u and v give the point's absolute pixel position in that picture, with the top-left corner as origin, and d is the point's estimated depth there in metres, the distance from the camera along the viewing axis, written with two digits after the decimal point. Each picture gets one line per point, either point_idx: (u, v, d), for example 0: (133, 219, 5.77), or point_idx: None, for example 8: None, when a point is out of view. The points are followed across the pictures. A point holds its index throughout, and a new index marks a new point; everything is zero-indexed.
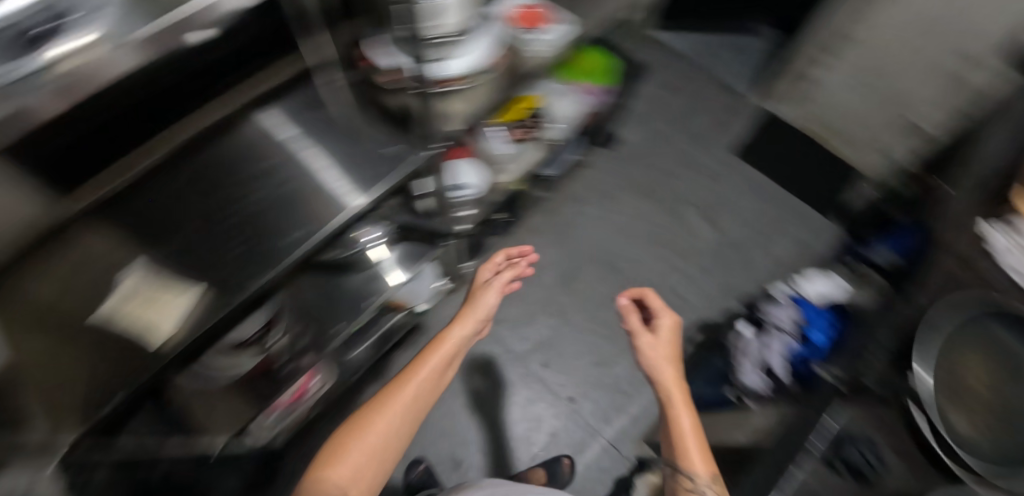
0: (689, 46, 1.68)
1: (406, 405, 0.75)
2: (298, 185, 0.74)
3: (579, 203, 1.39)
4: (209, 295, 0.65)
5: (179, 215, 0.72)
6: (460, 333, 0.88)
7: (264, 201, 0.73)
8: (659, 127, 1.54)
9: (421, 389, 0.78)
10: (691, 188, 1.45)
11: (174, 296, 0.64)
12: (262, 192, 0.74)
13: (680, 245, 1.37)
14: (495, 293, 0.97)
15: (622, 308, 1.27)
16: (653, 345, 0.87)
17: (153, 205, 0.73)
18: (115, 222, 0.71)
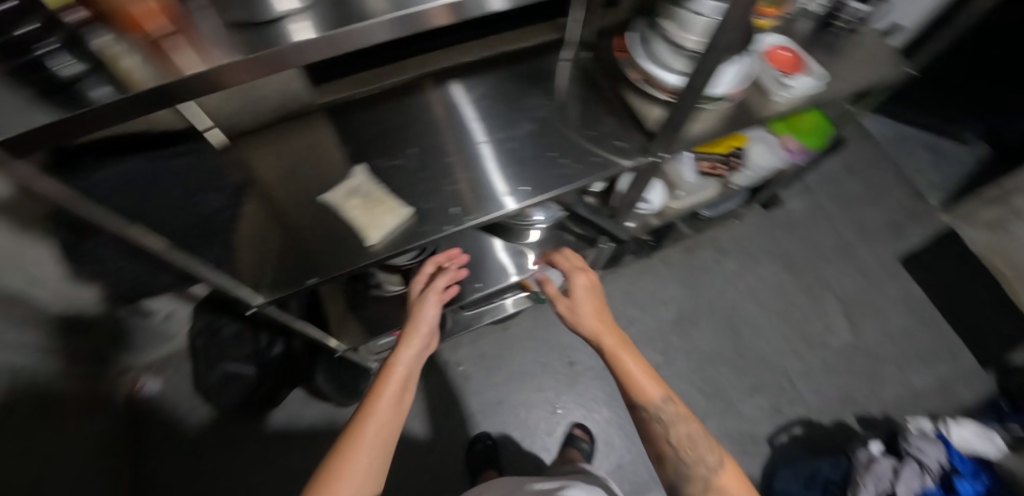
0: (885, 137, 1.56)
1: (367, 457, 0.53)
2: (504, 152, 0.74)
3: (719, 252, 1.33)
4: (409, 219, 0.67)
5: (404, 130, 0.74)
6: (414, 352, 0.66)
7: (466, 154, 0.73)
8: (827, 207, 1.43)
9: (381, 428, 0.56)
10: (842, 280, 1.33)
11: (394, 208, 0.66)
12: (469, 145, 0.74)
13: (811, 333, 1.26)
14: (437, 302, 0.71)
15: (729, 373, 1.19)
16: (587, 306, 0.75)
17: (373, 118, 0.75)
18: (335, 123, 0.74)
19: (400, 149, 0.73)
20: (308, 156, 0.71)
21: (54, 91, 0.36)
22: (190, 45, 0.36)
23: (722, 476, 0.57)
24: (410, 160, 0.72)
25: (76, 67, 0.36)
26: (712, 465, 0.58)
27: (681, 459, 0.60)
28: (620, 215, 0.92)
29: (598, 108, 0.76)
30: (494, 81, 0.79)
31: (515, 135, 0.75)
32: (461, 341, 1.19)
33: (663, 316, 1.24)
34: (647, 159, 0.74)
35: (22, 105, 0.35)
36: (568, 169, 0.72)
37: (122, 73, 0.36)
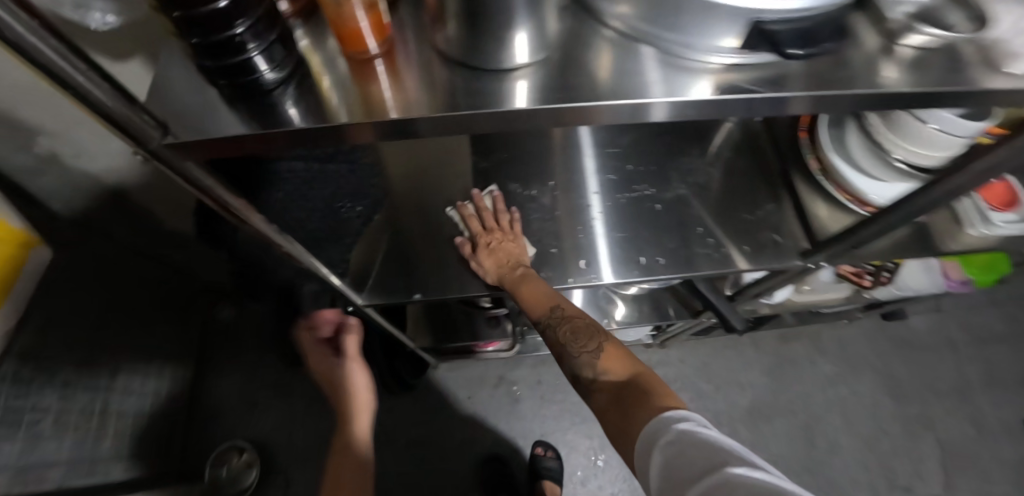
0: None
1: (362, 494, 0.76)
2: (642, 212, 0.67)
3: (818, 352, 1.20)
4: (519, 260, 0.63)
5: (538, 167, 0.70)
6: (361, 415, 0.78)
7: (600, 203, 0.67)
8: (958, 336, 1.24)
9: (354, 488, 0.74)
10: (952, 425, 1.16)
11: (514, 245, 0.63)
12: (603, 193, 0.68)
13: (899, 472, 1.11)
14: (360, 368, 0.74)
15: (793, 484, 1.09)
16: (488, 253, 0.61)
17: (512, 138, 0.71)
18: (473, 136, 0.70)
19: (532, 179, 0.68)
20: (436, 167, 0.69)
21: (244, 95, 0.29)
22: (390, 76, 0.31)
23: (602, 357, 0.51)
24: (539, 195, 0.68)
25: (272, 74, 0.29)
26: (596, 351, 0.52)
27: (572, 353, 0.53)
28: (738, 299, 0.83)
29: (754, 195, 0.68)
30: (651, 129, 0.73)
31: (660, 196, 0.68)
32: (523, 361, 1.17)
33: (735, 401, 1.15)
34: (804, 264, 0.65)
35: (207, 107, 0.29)
36: (709, 251, 0.65)
37: (321, 91, 0.30)
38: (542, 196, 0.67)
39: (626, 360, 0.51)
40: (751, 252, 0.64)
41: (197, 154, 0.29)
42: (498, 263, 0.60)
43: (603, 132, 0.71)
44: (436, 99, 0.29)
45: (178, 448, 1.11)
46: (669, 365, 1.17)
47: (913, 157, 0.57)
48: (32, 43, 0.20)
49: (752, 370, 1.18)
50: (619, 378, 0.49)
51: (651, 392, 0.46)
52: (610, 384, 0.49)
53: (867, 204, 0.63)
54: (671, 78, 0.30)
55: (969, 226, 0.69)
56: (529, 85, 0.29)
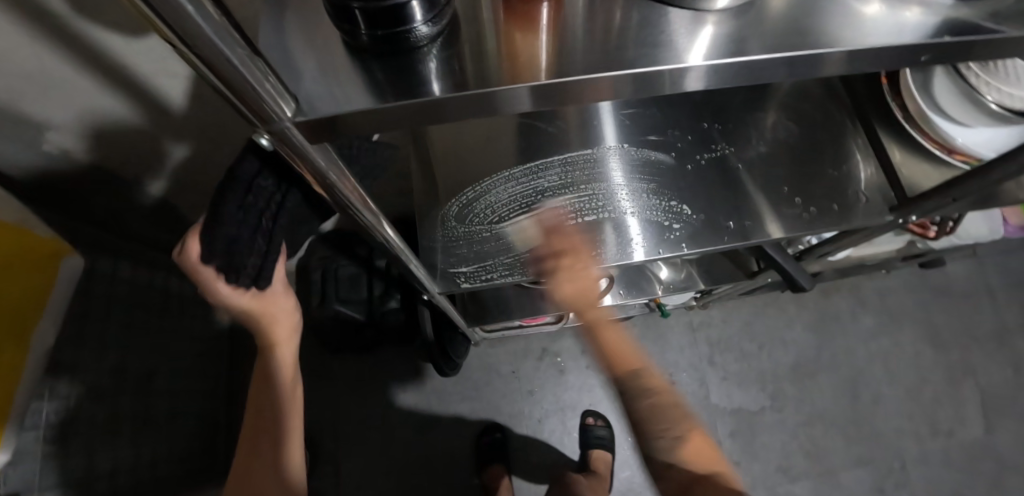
0: None
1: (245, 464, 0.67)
2: (710, 179, 0.63)
3: (858, 304, 1.19)
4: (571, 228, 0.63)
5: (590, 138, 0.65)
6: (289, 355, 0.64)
7: (649, 173, 0.62)
8: (1002, 284, 1.22)
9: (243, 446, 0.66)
10: (990, 370, 1.17)
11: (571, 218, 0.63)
12: (657, 165, 0.62)
13: (940, 419, 1.13)
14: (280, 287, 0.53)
15: (837, 436, 1.11)
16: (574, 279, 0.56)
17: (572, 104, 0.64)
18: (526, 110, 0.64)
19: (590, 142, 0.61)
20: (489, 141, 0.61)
21: (379, 49, 0.25)
22: (551, 27, 0.27)
23: (686, 446, 0.56)
24: (590, 165, 0.61)
25: (425, 27, 0.24)
26: (679, 439, 0.56)
27: (656, 435, 0.57)
28: (804, 259, 0.80)
29: (832, 146, 0.65)
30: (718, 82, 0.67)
31: (742, 155, 0.64)
32: (565, 331, 1.15)
33: (779, 359, 1.15)
34: (891, 219, 0.62)
35: (339, 71, 0.25)
36: (789, 218, 0.61)
37: (471, 47, 0.27)
38: (584, 168, 0.61)
39: (704, 454, 0.57)
40: (817, 215, 0.61)
41: (325, 134, 0.25)
42: (579, 290, 0.57)
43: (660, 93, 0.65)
44: (605, 51, 0.25)
45: (223, 434, 1.13)
46: (712, 327, 1.16)
47: (1007, 98, 0.51)
48: (195, 24, 0.16)
49: (794, 327, 1.17)
50: (694, 471, 0.55)
51: (724, 487, 0.55)
52: (684, 475, 0.55)
53: (953, 151, 0.60)
54: (833, 17, 0.26)
55: None
56: (688, 35, 0.25)
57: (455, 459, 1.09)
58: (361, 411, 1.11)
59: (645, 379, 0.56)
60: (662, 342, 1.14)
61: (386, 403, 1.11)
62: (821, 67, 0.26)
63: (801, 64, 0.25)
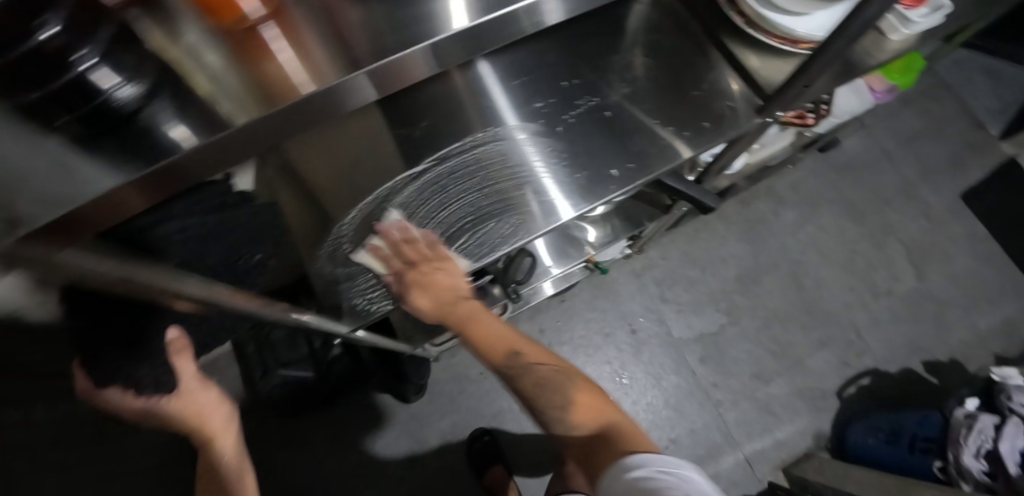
0: (950, 68, 1.36)
1: None
2: (592, 132, 0.63)
3: (777, 203, 1.25)
4: (473, 220, 0.61)
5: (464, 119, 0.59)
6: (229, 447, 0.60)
7: (536, 141, 0.60)
8: (893, 144, 1.30)
9: None
10: (906, 224, 1.26)
11: (470, 209, 0.61)
12: (542, 133, 0.61)
13: (876, 282, 1.21)
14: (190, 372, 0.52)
15: (795, 329, 1.17)
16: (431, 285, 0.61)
17: (437, 88, 0.60)
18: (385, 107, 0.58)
19: (461, 133, 0.58)
20: (358, 163, 0.56)
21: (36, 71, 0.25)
22: None
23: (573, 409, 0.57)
24: (469, 155, 0.58)
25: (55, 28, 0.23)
26: (563, 410, 0.57)
27: (543, 411, 0.59)
28: (705, 180, 0.82)
29: (688, 69, 0.66)
30: (565, 36, 0.66)
31: (613, 102, 0.64)
32: (520, 317, 1.15)
33: (723, 275, 1.19)
34: (762, 120, 0.64)
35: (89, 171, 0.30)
36: (662, 155, 0.63)
37: None
38: (465, 159, 0.58)
39: (592, 410, 0.58)
40: (690, 137, 0.63)
41: (123, 207, 0.33)
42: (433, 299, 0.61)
43: (514, 61, 0.63)
44: None
45: None
46: (654, 267, 1.19)
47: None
48: None
49: (726, 242, 1.21)
50: (583, 435, 0.57)
51: (607, 446, 0.55)
52: (577, 440, 0.58)
53: (799, 41, 0.62)
54: None
55: (891, 33, 0.71)
56: None
57: (454, 476, 1.07)
58: (346, 463, 1.07)
59: (519, 372, 0.60)
60: (613, 295, 1.16)
61: (367, 447, 1.08)
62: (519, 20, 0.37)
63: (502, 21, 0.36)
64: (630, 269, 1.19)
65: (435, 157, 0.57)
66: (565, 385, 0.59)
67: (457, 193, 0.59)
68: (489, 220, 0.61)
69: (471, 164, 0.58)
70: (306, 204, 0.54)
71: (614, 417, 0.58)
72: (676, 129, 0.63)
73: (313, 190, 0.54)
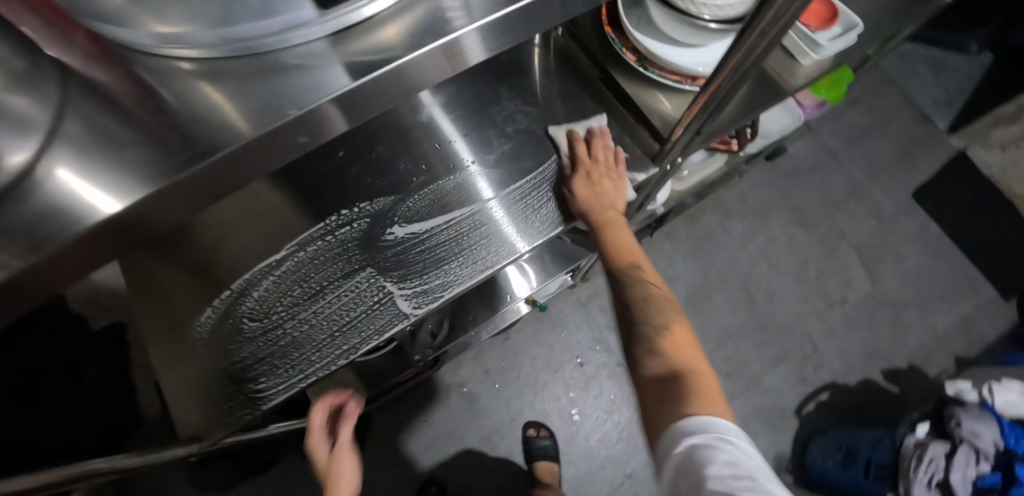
0: (892, 62, 1.33)
1: None
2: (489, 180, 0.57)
3: (725, 215, 1.21)
4: (349, 302, 0.54)
5: (325, 200, 0.55)
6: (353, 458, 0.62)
7: (418, 206, 0.55)
8: (841, 145, 1.27)
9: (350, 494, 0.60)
10: (858, 227, 1.22)
11: (343, 292, 0.54)
12: (433, 192, 0.56)
13: (830, 291, 1.18)
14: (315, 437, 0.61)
15: (750, 347, 1.13)
16: (596, 180, 0.55)
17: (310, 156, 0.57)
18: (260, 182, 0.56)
19: (323, 213, 0.55)
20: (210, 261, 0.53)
21: None
22: None
23: (668, 335, 0.48)
24: (332, 236, 0.54)
25: None
26: (660, 328, 0.48)
27: (637, 322, 0.50)
28: (625, 220, 0.77)
29: (581, 113, 0.61)
30: (447, 87, 0.61)
31: (513, 152, 0.58)
32: (463, 357, 1.10)
33: (672, 297, 1.15)
34: (660, 167, 0.60)
35: None
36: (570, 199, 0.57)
37: None
38: (325, 242, 0.54)
39: (690, 352, 0.47)
40: None
41: None
42: (598, 194, 0.55)
43: (389, 123, 0.58)
44: None
45: None
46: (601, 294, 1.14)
47: (722, 11, 0.52)
48: None
49: (675, 261, 1.17)
50: (666, 368, 0.45)
51: (693, 393, 0.42)
52: (657, 370, 0.45)
53: (698, 77, 0.58)
54: (286, 89, 0.23)
55: (801, 56, 0.64)
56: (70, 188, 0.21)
57: None
58: None
59: (637, 277, 0.53)
60: (560, 327, 1.12)
61: None
62: (263, 152, 0.23)
63: (200, 178, 0.22)
64: (576, 298, 1.14)
65: (292, 244, 0.53)
66: (671, 310, 0.51)
67: (324, 275, 0.54)
68: (372, 300, 0.54)
69: (337, 243, 0.54)
70: (169, 301, 0.54)
71: (709, 369, 0.46)
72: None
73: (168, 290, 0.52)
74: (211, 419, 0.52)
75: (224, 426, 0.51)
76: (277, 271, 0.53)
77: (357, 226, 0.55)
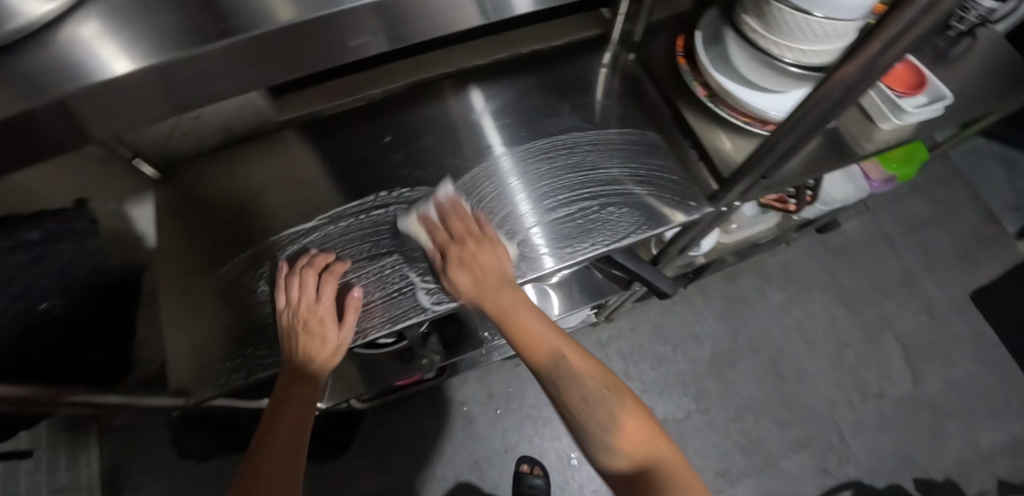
0: (964, 155, 1.28)
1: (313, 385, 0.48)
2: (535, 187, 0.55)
3: (765, 281, 1.15)
4: (365, 285, 0.51)
5: (369, 180, 0.56)
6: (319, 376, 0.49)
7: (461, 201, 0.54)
8: (899, 230, 1.20)
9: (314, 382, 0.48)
10: (905, 319, 1.14)
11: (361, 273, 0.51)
12: (475, 187, 0.54)
13: (866, 381, 1.09)
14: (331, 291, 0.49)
15: (771, 424, 1.05)
16: (479, 273, 0.47)
17: (363, 131, 0.58)
18: (308, 145, 0.58)
19: (364, 190, 0.55)
20: (249, 211, 0.55)
21: None
22: None
23: (618, 434, 0.40)
24: (368, 215, 0.53)
25: None
26: (607, 422, 0.41)
27: (579, 423, 0.42)
28: (663, 261, 0.74)
29: (641, 136, 0.58)
30: (507, 91, 0.60)
31: (567, 164, 0.56)
32: (469, 377, 1.06)
33: (696, 355, 1.09)
34: (716, 208, 0.56)
35: None
36: (613, 220, 0.54)
37: None
38: (358, 220, 0.53)
39: (645, 435, 0.41)
40: (638, 215, 0.54)
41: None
42: (479, 279, 0.48)
43: (447, 117, 0.58)
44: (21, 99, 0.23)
45: None
46: (621, 339, 1.09)
47: (804, 57, 0.51)
48: None
49: (704, 318, 1.12)
50: (630, 462, 0.40)
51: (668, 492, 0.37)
52: (621, 464, 0.40)
53: (770, 123, 0.55)
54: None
55: (881, 120, 0.61)
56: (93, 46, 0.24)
57: None
58: None
59: (569, 369, 0.44)
60: None
61: None
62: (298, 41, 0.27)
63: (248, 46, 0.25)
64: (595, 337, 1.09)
65: (326, 215, 0.53)
66: (614, 388, 0.44)
67: (349, 252, 0.52)
68: (391, 288, 0.51)
69: (373, 222, 0.53)
70: (195, 248, 0.54)
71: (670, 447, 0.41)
72: (654, 195, 0.55)
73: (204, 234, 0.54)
74: (207, 375, 0.50)
75: (211, 384, 0.50)
76: (307, 239, 0.53)
77: (395, 210, 0.54)
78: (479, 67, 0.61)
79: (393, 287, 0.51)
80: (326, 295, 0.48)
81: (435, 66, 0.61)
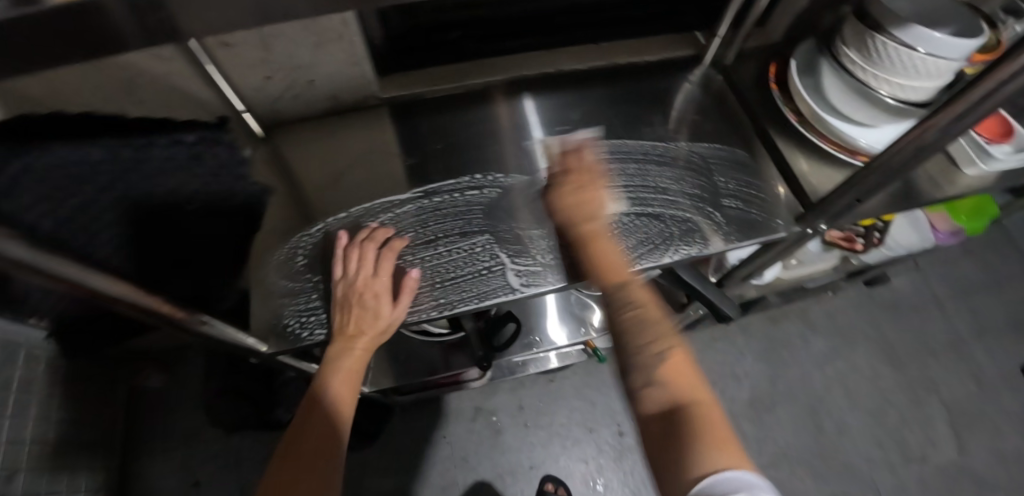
0: (1021, 227, 1.26)
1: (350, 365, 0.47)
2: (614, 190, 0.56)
3: (808, 327, 1.13)
4: (452, 259, 0.52)
5: (465, 162, 0.58)
6: (357, 357, 0.47)
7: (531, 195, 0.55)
8: (949, 293, 1.18)
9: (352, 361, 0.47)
10: (953, 384, 1.10)
11: (449, 247, 0.52)
12: None
13: (909, 444, 1.05)
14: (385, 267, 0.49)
15: (806, 476, 1.01)
16: (575, 189, 0.45)
17: (461, 118, 0.61)
18: (404, 125, 0.60)
19: (460, 171, 0.57)
20: (349, 179, 0.57)
21: None
22: None
23: (666, 363, 0.35)
24: (462, 193, 0.55)
25: None
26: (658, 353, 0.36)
27: (620, 348, 0.37)
28: (727, 285, 0.73)
29: (729, 153, 0.60)
30: (601, 96, 0.63)
31: (657, 170, 0.58)
32: (501, 386, 1.05)
33: (733, 394, 1.06)
34: (800, 230, 0.56)
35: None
36: (699, 229, 0.54)
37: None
38: (452, 197, 0.55)
39: (689, 378, 0.34)
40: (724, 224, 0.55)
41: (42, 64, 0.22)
42: (581, 198, 0.45)
43: (544, 114, 0.61)
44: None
45: None
46: None
47: (900, 91, 0.52)
48: None
49: (744, 357, 1.10)
50: (667, 400, 0.33)
51: (700, 434, 0.30)
52: (657, 398, 0.33)
53: (859, 152, 0.56)
54: None
55: (967, 165, 0.61)
56: None
57: None
58: None
59: (632, 294, 0.39)
60: (608, 386, 1.05)
61: None
62: None
63: None
64: None
65: (422, 189, 0.55)
66: (672, 328, 0.37)
67: (440, 227, 0.54)
68: (481, 265, 0.51)
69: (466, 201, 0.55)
70: (292, 202, 0.55)
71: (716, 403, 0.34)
72: (710, 219, 0.55)
73: (303, 194, 0.56)
74: (284, 325, 0.49)
75: (285, 337, 0.49)
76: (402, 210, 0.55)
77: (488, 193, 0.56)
78: (577, 71, 0.64)
79: (472, 270, 0.51)
80: (380, 271, 0.48)
81: (536, 65, 0.63)
